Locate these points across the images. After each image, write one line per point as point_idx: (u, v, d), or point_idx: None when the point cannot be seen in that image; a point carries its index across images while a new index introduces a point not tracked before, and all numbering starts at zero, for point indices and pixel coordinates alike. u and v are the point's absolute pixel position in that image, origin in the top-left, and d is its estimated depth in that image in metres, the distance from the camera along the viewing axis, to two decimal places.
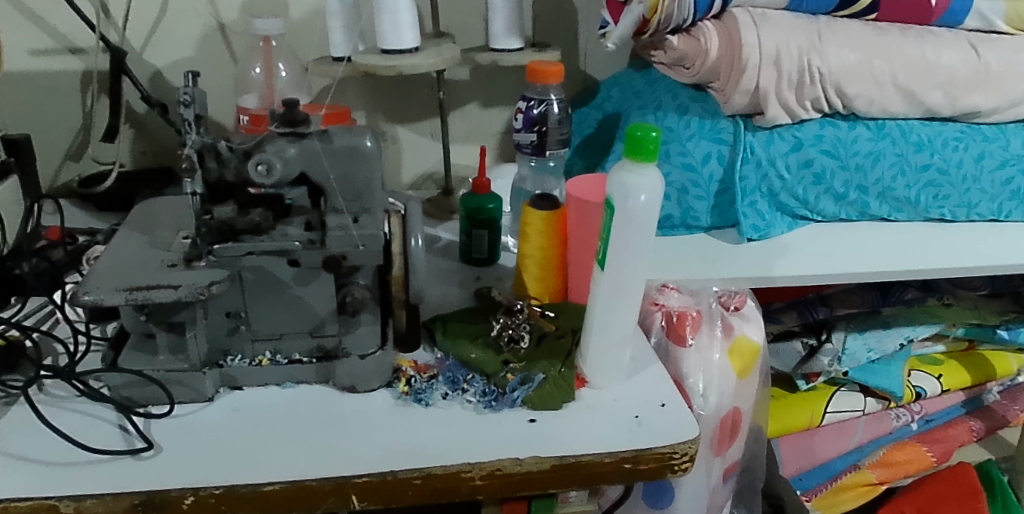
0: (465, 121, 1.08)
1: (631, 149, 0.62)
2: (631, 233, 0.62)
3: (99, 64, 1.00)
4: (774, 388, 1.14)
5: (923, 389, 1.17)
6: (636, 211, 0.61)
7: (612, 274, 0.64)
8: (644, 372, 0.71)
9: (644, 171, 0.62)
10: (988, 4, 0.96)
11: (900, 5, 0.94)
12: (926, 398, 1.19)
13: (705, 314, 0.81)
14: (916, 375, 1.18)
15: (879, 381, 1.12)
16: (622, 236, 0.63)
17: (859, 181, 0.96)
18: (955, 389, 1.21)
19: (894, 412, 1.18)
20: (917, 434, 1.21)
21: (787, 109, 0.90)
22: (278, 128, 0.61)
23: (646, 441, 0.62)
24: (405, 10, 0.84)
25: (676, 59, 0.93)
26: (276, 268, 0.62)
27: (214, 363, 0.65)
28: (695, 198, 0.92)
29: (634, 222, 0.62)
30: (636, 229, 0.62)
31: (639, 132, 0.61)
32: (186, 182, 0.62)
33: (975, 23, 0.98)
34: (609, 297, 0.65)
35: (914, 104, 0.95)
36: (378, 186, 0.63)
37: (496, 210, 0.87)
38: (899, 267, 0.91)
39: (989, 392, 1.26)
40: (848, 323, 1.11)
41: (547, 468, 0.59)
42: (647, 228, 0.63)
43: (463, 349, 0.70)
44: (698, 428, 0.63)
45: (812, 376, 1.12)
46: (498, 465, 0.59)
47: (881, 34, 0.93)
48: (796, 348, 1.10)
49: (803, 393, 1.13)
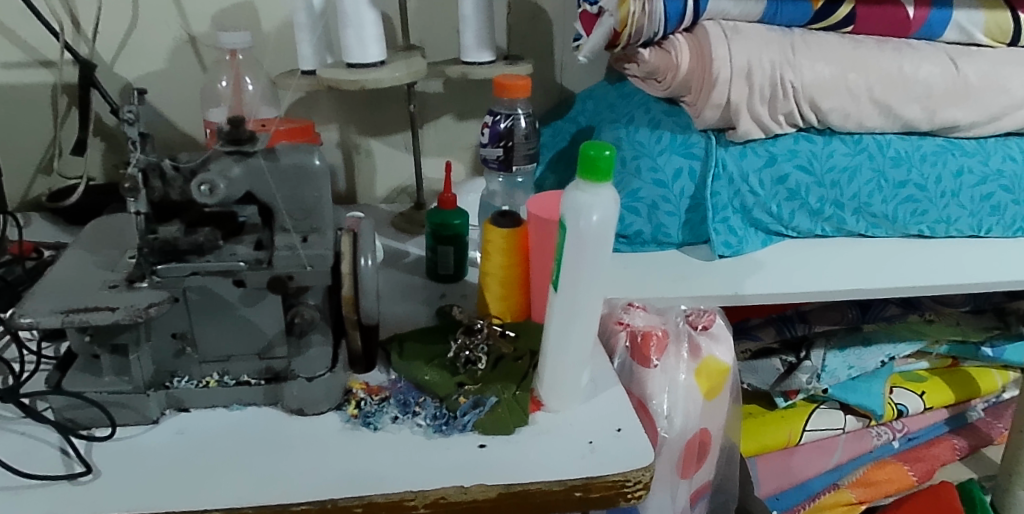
0: (439, 134, 1.06)
1: (585, 169, 0.60)
2: (584, 255, 0.60)
3: (68, 77, 0.99)
4: (752, 405, 1.14)
5: (905, 407, 1.17)
6: (589, 232, 0.59)
7: (565, 296, 0.62)
8: (603, 395, 0.69)
9: (598, 191, 0.60)
10: (967, 17, 0.95)
11: (877, 18, 0.93)
12: (908, 416, 1.19)
13: (671, 333, 0.80)
14: (898, 393, 1.18)
15: (859, 399, 1.11)
16: (575, 257, 0.61)
17: (835, 197, 0.94)
18: (938, 406, 1.21)
19: (875, 431, 1.17)
20: (899, 453, 1.20)
21: (759, 123, 0.89)
22: (222, 147, 0.59)
23: (599, 469, 0.60)
24: (370, 23, 0.83)
25: (649, 72, 0.92)
26: (221, 289, 0.61)
27: (160, 385, 0.64)
28: (666, 214, 0.90)
29: (588, 243, 0.60)
30: (590, 251, 0.60)
31: (592, 150, 0.59)
32: (129, 202, 0.59)
33: (954, 35, 0.96)
34: (563, 320, 0.64)
35: (891, 119, 0.93)
36: (328, 204, 0.62)
37: (462, 226, 0.86)
38: (874, 285, 0.89)
39: (973, 409, 1.26)
40: (828, 340, 1.11)
41: (493, 496, 0.58)
42: (602, 249, 0.61)
43: (417, 371, 0.69)
44: (652, 455, 0.62)
45: (790, 394, 1.12)
46: (443, 493, 0.58)
47: (857, 48, 0.91)
48: (775, 365, 1.10)
49: (783, 410, 1.13)
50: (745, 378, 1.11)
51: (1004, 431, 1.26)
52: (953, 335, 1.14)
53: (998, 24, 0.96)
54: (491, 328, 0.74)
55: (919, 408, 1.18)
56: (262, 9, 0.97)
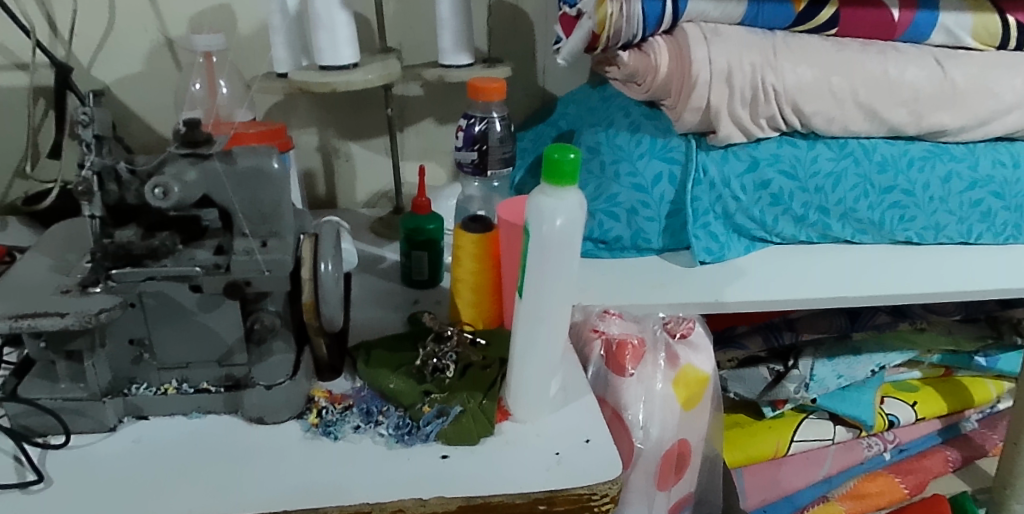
0: (419, 137, 1.05)
1: (549, 172, 0.58)
2: (549, 261, 0.59)
3: (45, 79, 0.98)
4: (740, 415, 1.12)
5: (897, 417, 1.15)
6: (552, 237, 0.58)
7: (530, 303, 0.61)
8: (573, 405, 0.67)
9: (564, 195, 0.58)
10: (954, 20, 0.93)
11: (862, 20, 0.91)
12: (900, 426, 1.17)
13: (648, 341, 0.78)
14: (889, 403, 1.15)
15: (849, 409, 1.09)
16: (539, 263, 0.59)
17: (819, 202, 0.92)
18: (930, 417, 1.19)
19: (866, 441, 1.14)
20: (891, 465, 1.17)
21: (740, 127, 0.87)
22: (178, 150, 0.58)
23: (565, 481, 0.58)
24: (343, 25, 0.82)
25: (629, 75, 0.90)
26: (178, 294, 0.60)
27: (118, 392, 0.63)
28: (645, 220, 0.88)
29: (553, 249, 0.58)
30: (555, 258, 0.59)
31: (556, 153, 0.58)
32: (84, 206, 0.58)
33: (941, 38, 0.94)
34: (529, 327, 0.62)
35: (877, 123, 0.91)
36: (287, 208, 0.61)
37: (437, 231, 0.85)
38: (860, 293, 0.87)
39: (967, 420, 1.24)
40: (817, 349, 1.09)
41: (454, 509, 0.56)
42: (568, 255, 0.59)
43: (382, 379, 0.67)
44: (621, 467, 0.60)
45: (778, 403, 1.08)
46: (400, 506, 0.56)
47: (841, 50, 0.90)
48: (762, 374, 1.07)
49: (771, 420, 1.11)
50: (731, 386, 1.08)
51: (998, 443, 1.24)
52: (944, 344, 1.12)
53: (985, 27, 0.94)
54: (461, 335, 0.72)
55: (911, 419, 1.16)
56: (239, 12, 0.97)
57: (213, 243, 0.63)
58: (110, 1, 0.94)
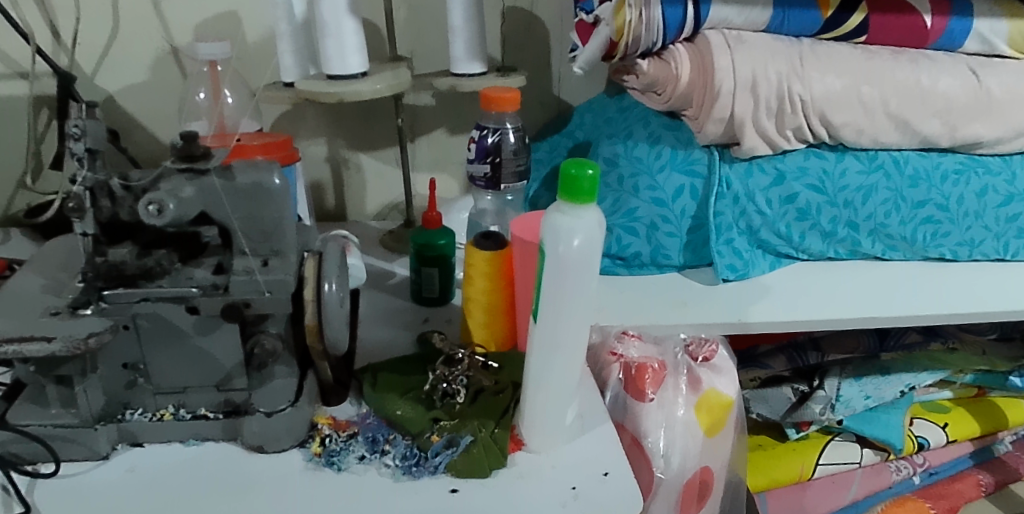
0: (431, 148, 1.02)
1: (566, 189, 0.54)
2: (565, 284, 0.55)
3: (49, 89, 0.96)
4: (763, 437, 1.08)
5: (927, 440, 1.10)
6: (570, 258, 0.54)
7: (546, 328, 0.57)
8: (590, 433, 0.64)
9: (582, 213, 0.54)
10: (988, 26, 0.89)
11: (891, 27, 0.87)
12: (929, 449, 1.12)
13: (669, 364, 0.74)
14: (918, 424, 1.11)
15: (876, 432, 1.05)
16: (555, 285, 0.55)
17: (848, 217, 0.88)
18: (962, 439, 1.14)
19: (894, 465, 1.09)
20: (921, 489, 1.12)
21: (765, 138, 0.83)
22: (175, 164, 0.56)
23: None
24: (352, 32, 0.79)
25: (648, 84, 0.87)
26: (174, 316, 0.56)
27: (111, 417, 0.59)
28: (666, 235, 0.84)
29: (569, 271, 0.55)
30: (571, 281, 0.55)
31: (574, 168, 0.54)
32: (75, 222, 0.55)
33: (975, 46, 0.90)
34: (544, 354, 0.58)
35: (908, 135, 0.87)
36: (290, 225, 0.58)
37: (449, 246, 0.81)
38: (893, 313, 0.83)
39: (1000, 442, 1.19)
40: (843, 369, 1.05)
41: None
42: (586, 277, 0.55)
43: (388, 405, 0.63)
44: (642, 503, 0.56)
45: (802, 425, 1.05)
46: None
47: (871, 58, 0.86)
48: (786, 394, 1.04)
49: (795, 442, 1.07)
50: (754, 407, 1.05)
51: None
52: (975, 363, 1.08)
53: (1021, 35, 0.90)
54: (473, 358, 0.68)
55: (941, 441, 1.11)
56: (247, 20, 0.94)
57: (213, 260, 0.60)
58: (116, 9, 0.92)
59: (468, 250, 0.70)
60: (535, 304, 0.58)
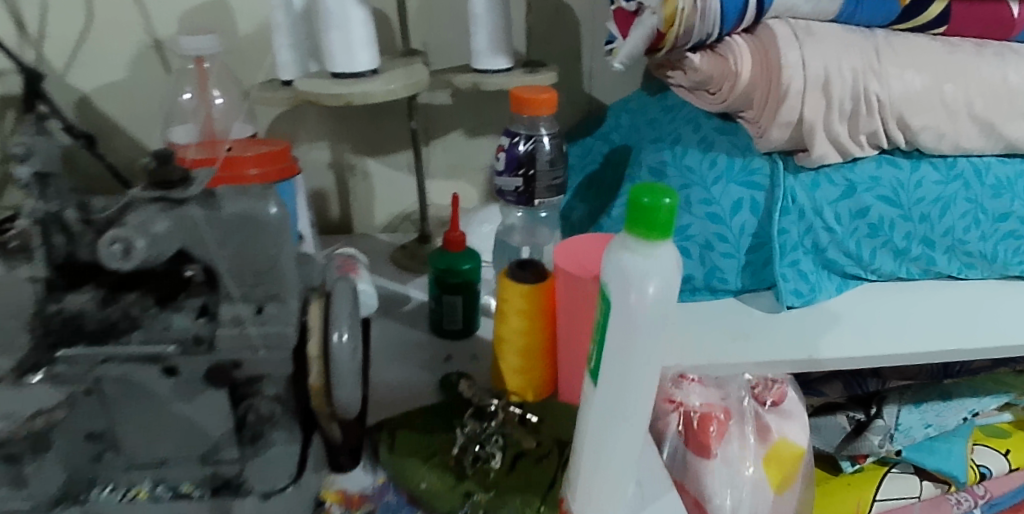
0: (447, 152, 0.91)
1: (636, 222, 0.43)
2: (634, 340, 0.44)
3: (16, 88, 0.85)
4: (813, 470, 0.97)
5: (989, 469, 0.98)
6: (642, 309, 0.43)
7: (608, 393, 0.46)
8: (653, 508, 0.53)
9: (656, 252, 0.43)
10: None
11: (975, 16, 0.76)
12: (993, 479, 0.99)
13: (734, 411, 0.63)
14: (980, 452, 0.99)
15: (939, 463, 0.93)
16: (621, 341, 0.44)
17: (924, 233, 0.77)
18: None
19: (954, 497, 0.97)
20: None
21: (837, 145, 0.71)
22: (147, 191, 0.45)
23: None
24: (359, 24, 0.68)
25: (699, 82, 0.76)
26: (146, 378, 0.45)
27: (72, 499, 0.48)
28: (722, 256, 0.73)
29: (638, 326, 0.44)
30: (640, 337, 0.44)
31: (646, 196, 0.42)
32: (26, 264, 0.46)
33: None
34: (604, 422, 0.47)
35: (993, 139, 0.76)
36: (289, 263, 0.47)
37: (474, 272, 0.70)
38: (983, 345, 0.72)
39: None
40: (902, 394, 0.94)
41: None
42: (659, 331, 0.44)
43: (412, 476, 0.53)
44: None
45: (858, 457, 0.94)
46: None
47: (955, 53, 0.74)
48: (841, 424, 0.93)
49: (849, 476, 0.96)
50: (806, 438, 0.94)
51: None
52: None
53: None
54: (509, 409, 0.58)
55: (1005, 472, 0.99)
56: (238, 10, 0.83)
57: (195, 303, 0.48)
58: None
59: (502, 282, 0.59)
60: (591, 361, 0.47)
